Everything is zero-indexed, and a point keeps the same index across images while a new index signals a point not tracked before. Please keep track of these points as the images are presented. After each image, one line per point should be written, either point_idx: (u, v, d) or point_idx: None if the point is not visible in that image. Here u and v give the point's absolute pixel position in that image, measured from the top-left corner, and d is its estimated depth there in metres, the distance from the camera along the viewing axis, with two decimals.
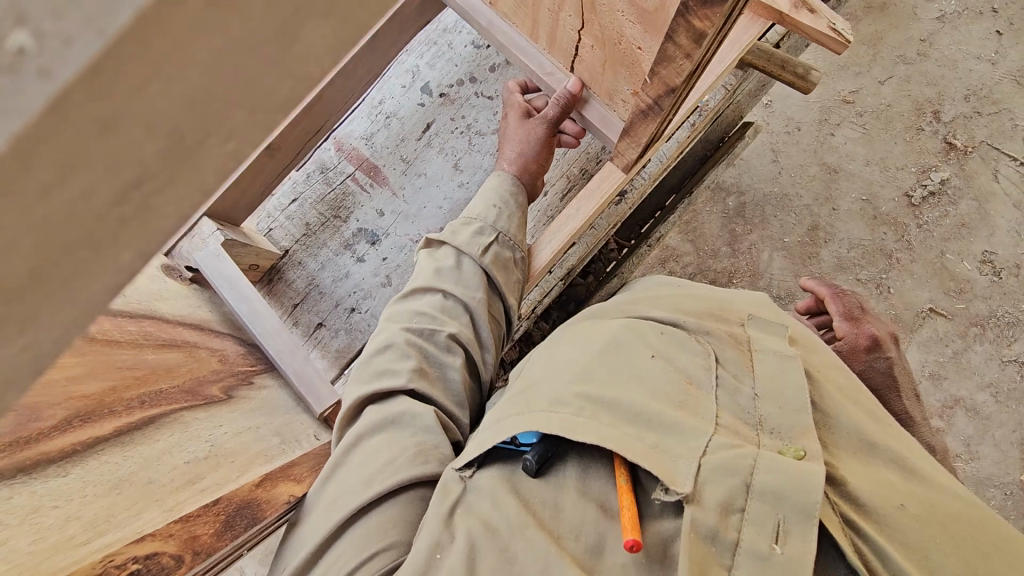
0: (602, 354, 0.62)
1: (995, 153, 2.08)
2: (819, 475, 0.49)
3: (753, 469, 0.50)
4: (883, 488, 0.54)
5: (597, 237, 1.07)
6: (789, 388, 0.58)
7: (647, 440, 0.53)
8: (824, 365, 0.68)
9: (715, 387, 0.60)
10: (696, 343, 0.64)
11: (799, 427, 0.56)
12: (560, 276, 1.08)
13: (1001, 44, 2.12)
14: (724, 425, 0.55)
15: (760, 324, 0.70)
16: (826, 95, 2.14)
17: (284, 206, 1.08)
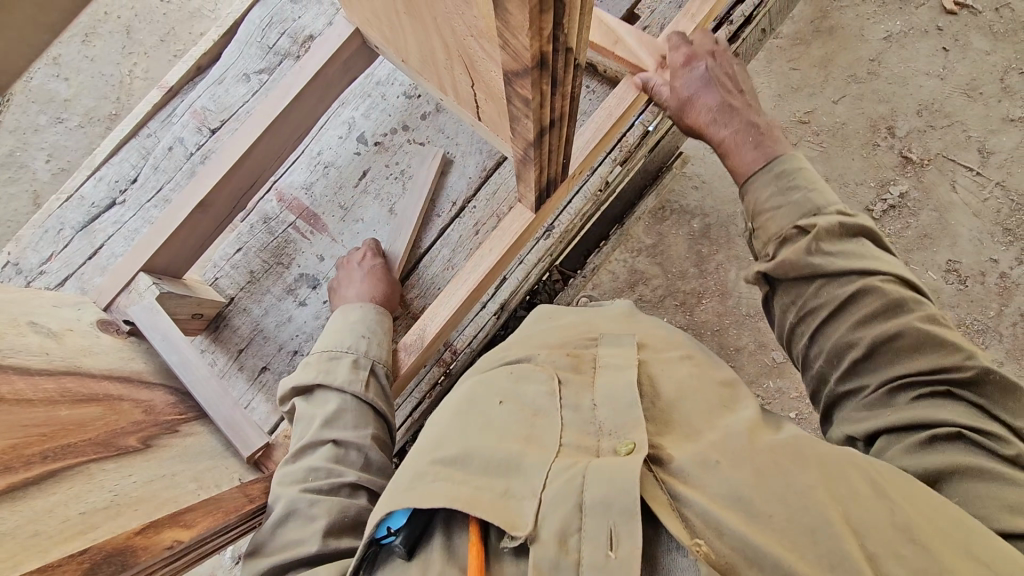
0: (460, 415, 0.71)
1: (952, 164, 2.35)
2: (632, 481, 0.57)
3: (582, 487, 0.58)
4: (702, 453, 0.62)
5: (526, 270, 1.11)
6: (619, 397, 0.68)
7: (493, 486, 0.62)
8: (670, 360, 0.76)
9: (558, 410, 0.70)
10: (540, 376, 0.74)
11: (630, 424, 0.65)
12: (494, 311, 1.11)
13: (947, 59, 2.37)
14: (568, 446, 0.65)
15: (609, 338, 0.80)
16: (782, 117, 2.40)
17: (229, 256, 1.13)
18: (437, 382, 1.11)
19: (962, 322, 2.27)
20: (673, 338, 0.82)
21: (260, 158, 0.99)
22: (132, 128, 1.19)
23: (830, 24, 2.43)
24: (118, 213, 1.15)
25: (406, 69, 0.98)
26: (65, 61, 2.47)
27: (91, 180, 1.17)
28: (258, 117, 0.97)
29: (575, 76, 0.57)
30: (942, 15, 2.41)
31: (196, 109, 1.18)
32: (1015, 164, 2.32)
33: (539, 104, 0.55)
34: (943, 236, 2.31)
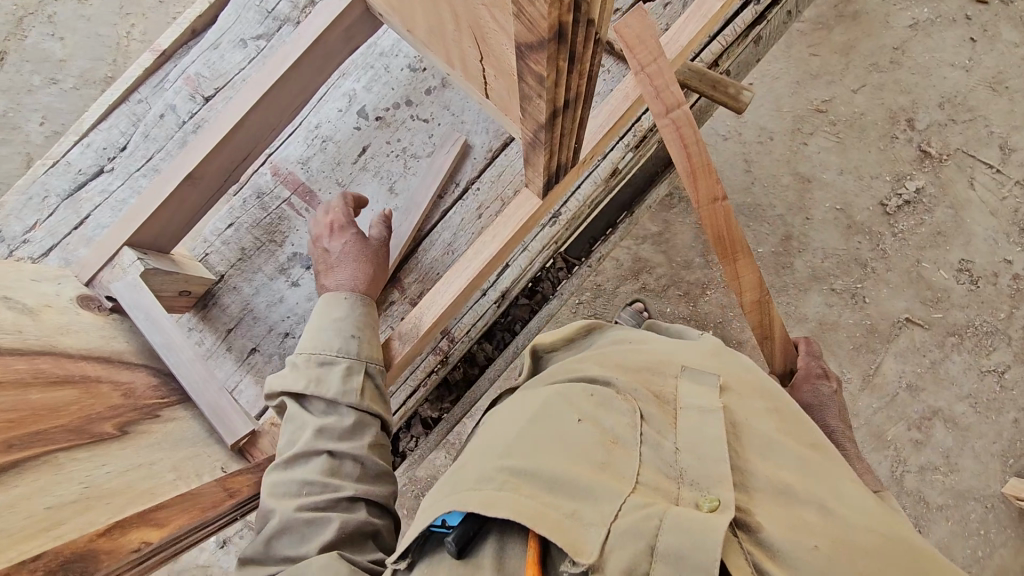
0: (539, 428, 0.81)
1: (971, 160, 2.28)
2: (714, 539, 0.67)
3: (657, 531, 0.69)
4: (799, 531, 0.73)
5: (529, 259, 1.06)
6: (703, 444, 0.79)
7: (569, 511, 0.72)
8: (746, 407, 0.86)
9: (636, 441, 0.81)
10: (624, 402, 0.84)
11: (715, 479, 0.76)
12: (494, 300, 1.07)
13: (973, 51, 2.29)
14: (644, 482, 0.76)
15: (693, 372, 0.90)
16: (799, 106, 2.32)
17: (220, 231, 1.09)
18: (432, 371, 1.07)
19: (970, 323, 2.24)
20: (749, 380, 0.91)
21: (253, 129, 0.93)
22: (122, 92, 1.13)
23: (853, 9, 2.33)
24: (106, 182, 1.09)
25: (412, 40, 0.92)
26: (60, 19, 2.39)
27: (77, 146, 1.11)
28: (253, 86, 0.92)
29: (596, 55, 0.52)
30: (972, 3, 2.31)
31: (189, 75, 1.12)
32: None
33: (553, 82, 0.50)
34: (957, 234, 2.26)
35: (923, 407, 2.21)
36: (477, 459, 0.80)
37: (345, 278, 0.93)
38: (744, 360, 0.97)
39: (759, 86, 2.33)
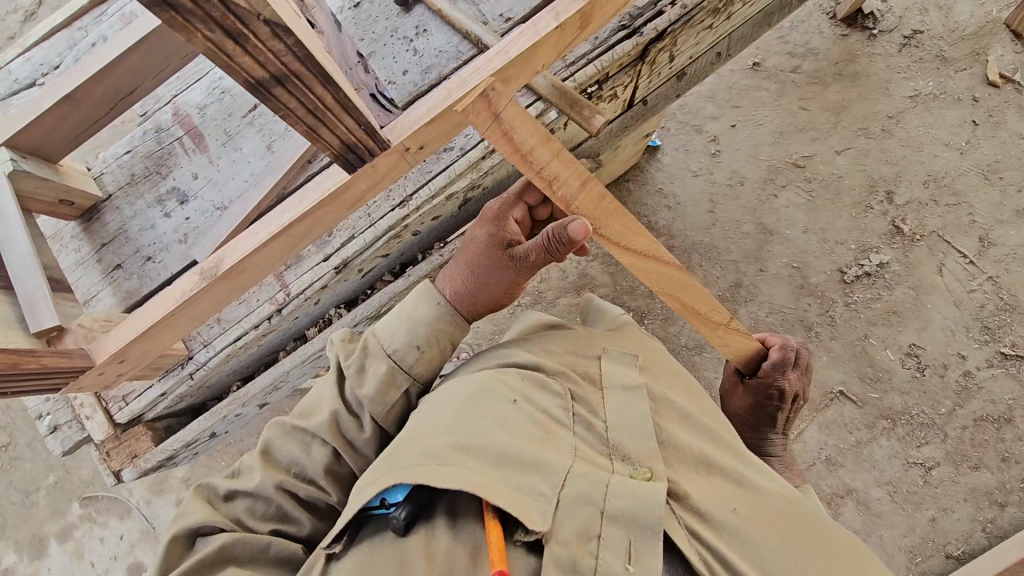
0: (472, 402, 0.95)
1: (944, 245, 2.20)
2: (657, 501, 0.86)
3: (605, 498, 0.87)
4: (719, 500, 0.93)
5: (373, 235, 1.13)
6: (629, 425, 0.98)
7: (522, 480, 0.87)
8: (659, 391, 1.07)
9: (567, 428, 0.98)
10: (553, 387, 1.02)
11: (644, 454, 0.95)
12: (334, 267, 1.13)
13: (973, 134, 2.22)
14: (582, 458, 0.94)
15: (614, 359, 1.11)
16: (777, 156, 2.30)
17: (118, 156, 1.20)
18: (266, 322, 1.13)
19: (907, 410, 2.14)
20: (658, 372, 1.14)
21: (135, 68, 1.04)
22: (66, 18, 1.27)
23: (854, 70, 2.30)
24: (32, 94, 1.23)
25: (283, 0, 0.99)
26: None
27: (19, 59, 1.26)
28: (139, 27, 1.03)
29: (272, 37, 0.60)
30: (981, 85, 2.24)
31: (124, 12, 1.25)
32: (1014, 261, 2.17)
33: (211, 47, 0.57)
34: (913, 317, 2.18)
35: (837, 483, 2.12)
36: (417, 431, 0.92)
37: (455, 277, 1.15)
38: (651, 343, 1.21)
39: (740, 129, 2.33)
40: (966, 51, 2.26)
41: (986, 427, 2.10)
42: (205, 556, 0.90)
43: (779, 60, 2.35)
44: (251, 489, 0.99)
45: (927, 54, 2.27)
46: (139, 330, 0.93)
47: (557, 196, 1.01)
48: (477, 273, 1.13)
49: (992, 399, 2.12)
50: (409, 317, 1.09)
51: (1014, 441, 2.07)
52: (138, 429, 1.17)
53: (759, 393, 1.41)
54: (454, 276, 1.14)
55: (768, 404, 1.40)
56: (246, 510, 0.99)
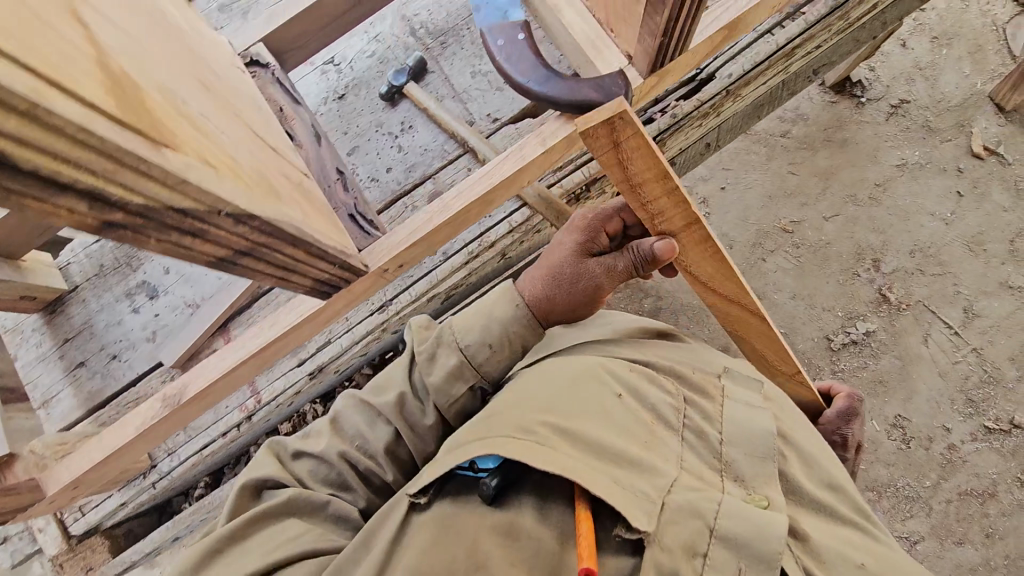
0: (579, 391, 0.92)
1: (930, 315, 2.21)
2: (775, 526, 0.80)
3: (715, 515, 0.81)
4: (845, 553, 0.87)
5: (350, 341, 1.09)
6: (748, 437, 0.93)
7: (626, 475, 0.83)
8: (778, 411, 1.03)
9: (676, 429, 0.93)
10: (657, 385, 0.98)
11: (761, 477, 0.89)
12: (308, 373, 1.09)
13: (958, 205, 2.23)
14: (691, 467, 0.89)
15: (738, 376, 1.04)
16: (766, 221, 2.30)
17: (87, 245, 1.15)
18: (234, 429, 1.09)
19: (892, 482, 2.13)
20: (778, 395, 1.07)
21: None
22: None
23: (843, 136, 2.31)
24: None
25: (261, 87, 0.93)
26: None
27: None
28: None
29: (235, 222, 0.60)
30: (967, 156, 2.26)
31: None
32: (997, 333, 2.18)
33: (165, 228, 0.56)
34: (899, 387, 2.18)
35: None
36: (519, 405, 0.89)
37: (532, 285, 1.06)
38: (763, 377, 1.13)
39: (729, 192, 2.32)
40: (951, 122, 2.28)
41: (970, 502, 2.09)
42: (276, 504, 0.86)
43: (768, 124, 2.35)
44: (317, 451, 0.93)
45: (913, 123, 2.29)
46: (98, 459, 0.88)
47: (655, 226, 0.95)
48: (558, 282, 1.04)
49: (977, 473, 2.11)
50: (486, 314, 1.02)
51: (998, 517, 2.06)
52: (96, 538, 1.11)
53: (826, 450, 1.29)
54: (536, 283, 1.05)
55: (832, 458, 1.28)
56: (309, 473, 0.93)
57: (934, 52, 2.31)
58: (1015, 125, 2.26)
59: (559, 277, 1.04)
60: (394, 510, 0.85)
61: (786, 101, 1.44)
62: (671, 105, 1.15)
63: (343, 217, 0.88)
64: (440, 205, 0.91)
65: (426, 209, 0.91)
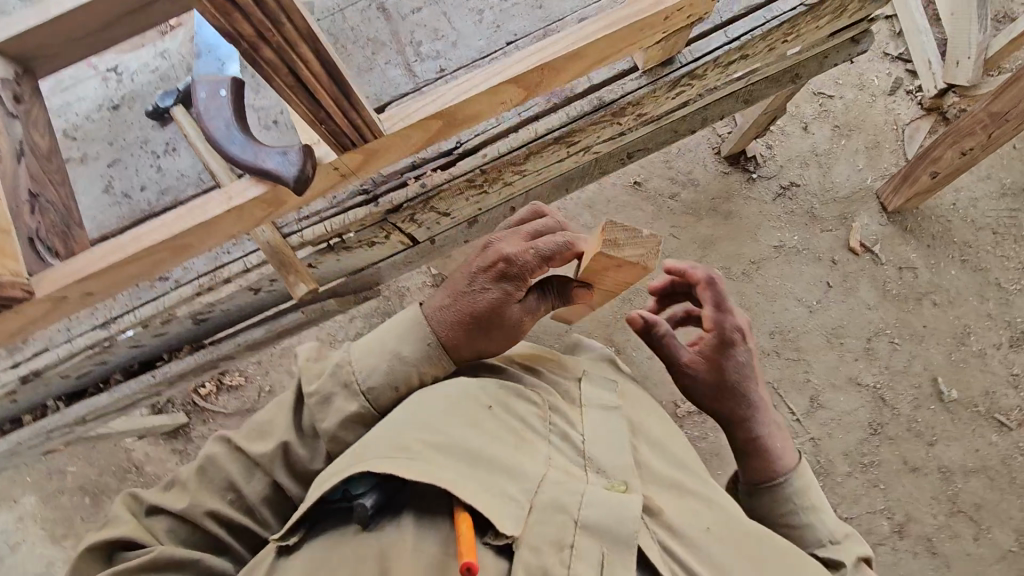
0: (453, 401, 0.92)
1: (777, 398, 2.18)
2: (630, 512, 0.88)
3: (579, 509, 0.86)
4: (694, 518, 0.97)
5: (71, 349, 1.14)
6: (606, 441, 0.99)
7: (499, 482, 0.86)
8: (634, 409, 1.11)
9: (547, 438, 0.97)
10: (533, 398, 1.00)
11: (620, 471, 0.96)
12: (23, 374, 1.14)
13: (824, 296, 2.25)
14: (555, 465, 0.93)
15: (599, 382, 1.10)
16: (638, 278, 2.31)
17: None
18: None
19: None
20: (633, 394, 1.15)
21: None
22: None
23: (728, 208, 2.33)
24: None
25: None
26: None
27: None
28: None
29: None
30: (842, 249, 2.28)
31: None
32: (837, 427, 2.14)
33: None
34: None
35: None
36: (392, 424, 0.88)
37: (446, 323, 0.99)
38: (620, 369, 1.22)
39: None
40: (835, 212, 2.30)
41: None
42: (133, 565, 0.83)
43: (659, 183, 2.37)
44: (180, 510, 0.90)
45: (798, 207, 2.31)
46: None
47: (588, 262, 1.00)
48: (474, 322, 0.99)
49: None
50: (392, 353, 0.97)
51: None
52: None
53: (733, 364, 1.12)
54: (449, 330, 0.99)
55: (738, 368, 1.12)
56: (168, 531, 0.91)
57: (832, 140, 2.34)
58: (895, 227, 2.28)
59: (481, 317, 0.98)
60: (264, 561, 0.84)
61: (597, 177, 1.45)
62: (427, 172, 1.15)
63: (17, 241, 0.90)
64: (118, 245, 0.91)
65: (106, 245, 0.92)
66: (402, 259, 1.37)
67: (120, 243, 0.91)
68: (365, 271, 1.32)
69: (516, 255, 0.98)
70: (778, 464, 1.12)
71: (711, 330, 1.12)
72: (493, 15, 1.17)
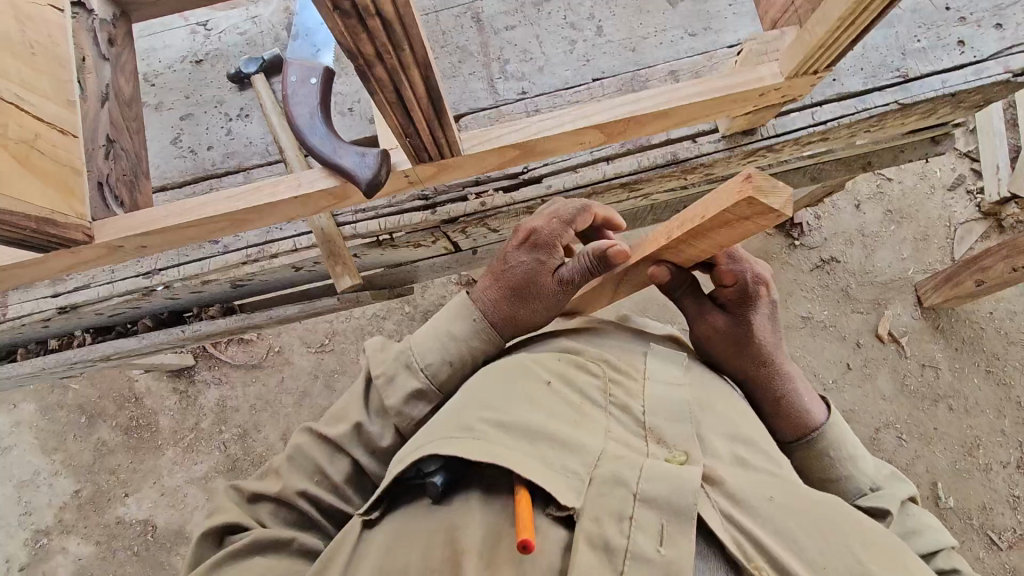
0: (514, 380, 0.87)
1: None
2: (691, 482, 0.74)
3: (637, 480, 0.75)
4: (758, 488, 0.80)
5: (109, 292, 1.14)
6: (668, 409, 0.86)
7: (556, 456, 0.78)
8: (702, 376, 0.96)
9: (606, 415, 0.86)
10: (594, 370, 0.91)
11: (682, 440, 0.83)
12: (58, 306, 1.15)
13: (841, 376, 2.23)
14: (617, 439, 0.83)
15: (661, 354, 0.96)
16: None
17: None
18: None
19: None
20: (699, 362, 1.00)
21: None
22: None
23: None
24: None
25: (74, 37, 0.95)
26: None
27: None
28: None
29: None
30: (870, 334, 2.26)
31: None
32: None
33: None
34: None
35: None
36: (457, 405, 0.84)
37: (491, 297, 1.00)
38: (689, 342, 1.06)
39: None
40: (869, 295, 2.28)
41: None
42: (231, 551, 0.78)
43: None
44: (274, 494, 0.86)
45: (833, 284, 2.29)
46: None
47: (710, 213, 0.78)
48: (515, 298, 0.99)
49: None
50: (444, 332, 0.96)
51: None
52: None
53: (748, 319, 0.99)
54: (495, 297, 1.00)
55: (754, 322, 0.99)
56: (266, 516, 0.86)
57: (882, 224, 2.31)
58: (927, 323, 2.25)
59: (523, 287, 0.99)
60: (344, 544, 0.76)
61: (648, 222, 1.44)
62: (489, 190, 1.14)
63: (86, 182, 0.92)
64: (180, 207, 0.93)
65: (171, 205, 0.94)
66: (443, 264, 1.38)
67: (184, 206, 0.93)
68: (405, 266, 1.34)
69: (545, 227, 0.98)
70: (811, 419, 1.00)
71: (727, 277, 0.99)
72: (585, 48, 1.14)
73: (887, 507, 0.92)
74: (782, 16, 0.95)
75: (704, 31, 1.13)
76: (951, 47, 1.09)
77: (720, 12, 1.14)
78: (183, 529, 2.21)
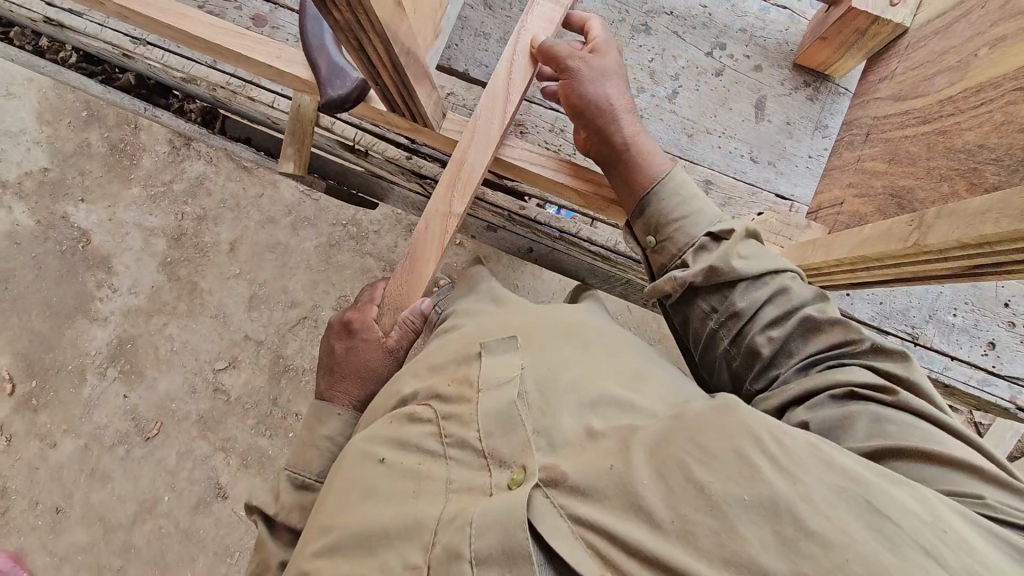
0: (352, 473, 0.69)
1: None
2: (516, 505, 0.55)
3: (469, 536, 0.55)
4: (599, 456, 0.58)
5: (92, 31, 1.12)
6: (499, 418, 0.64)
7: (395, 552, 0.60)
8: (567, 343, 0.73)
9: (443, 462, 0.65)
10: (425, 413, 0.69)
11: (518, 446, 0.61)
12: (47, 16, 1.13)
13: None
14: (455, 482, 0.62)
15: (497, 346, 0.73)
16: None
17: None
18: None
19: None
20: (584, 327, 0.76)
21: None
22: None
23: None
24: None
25: None
26: None
27: None
28: None
29: None
30: None
31: None
32: None
33: None
34: None
35: None
36: (315, 526, 0.69)
37: (339, 393, 0.85)
38: (587, 314, 0.80)
39: None
40: None
41: None
42: None
43: None
44: None
45: None
46: None
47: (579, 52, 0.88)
48: (352, 378, 0.85)
49: None
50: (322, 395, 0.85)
51: None
52: None
53: (609, 71, 0.85)
54: (339, 392, 0.85)
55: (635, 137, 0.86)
56: None
57: None
58: None
59: (360, 370, 0.85)
60: None
61: (618, 297, 1.31)
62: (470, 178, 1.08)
63: None
64: (171, 6, 0.89)
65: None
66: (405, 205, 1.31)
67: (173, 9, 0.89)
68: (381, 181, 1.21)
69: (357, 318, 0.87)
70: (651, 175, 0.81)
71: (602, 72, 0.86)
72: (647, 103, 1.02)
73: (730, 226, 0.76)
74: (825, 209, 0.85)
75: (765, 164, 1.01)
76: (978, 342, 0.97)
77: (795, 156, 1.01)
78: (109, 258, 2.08)
